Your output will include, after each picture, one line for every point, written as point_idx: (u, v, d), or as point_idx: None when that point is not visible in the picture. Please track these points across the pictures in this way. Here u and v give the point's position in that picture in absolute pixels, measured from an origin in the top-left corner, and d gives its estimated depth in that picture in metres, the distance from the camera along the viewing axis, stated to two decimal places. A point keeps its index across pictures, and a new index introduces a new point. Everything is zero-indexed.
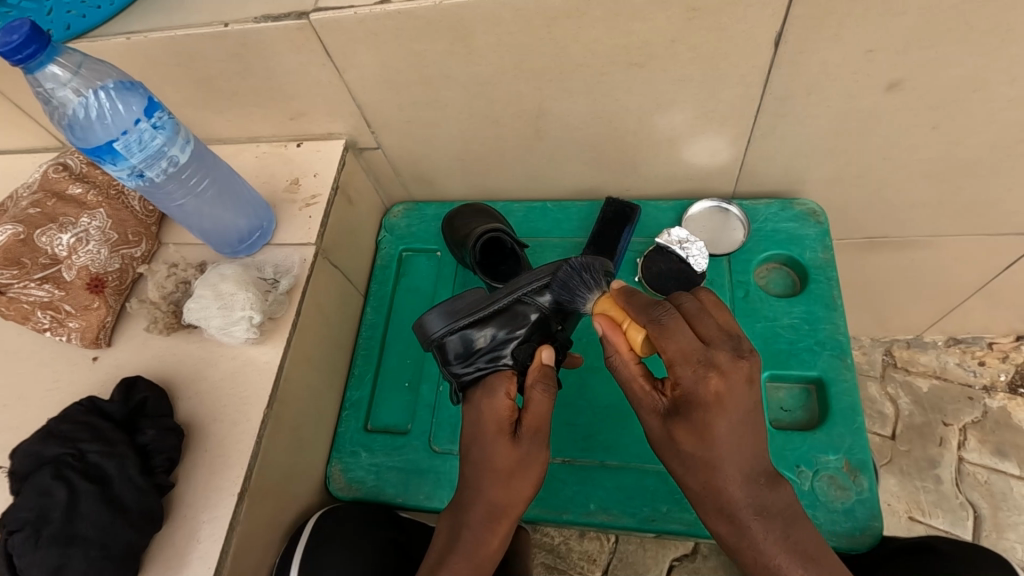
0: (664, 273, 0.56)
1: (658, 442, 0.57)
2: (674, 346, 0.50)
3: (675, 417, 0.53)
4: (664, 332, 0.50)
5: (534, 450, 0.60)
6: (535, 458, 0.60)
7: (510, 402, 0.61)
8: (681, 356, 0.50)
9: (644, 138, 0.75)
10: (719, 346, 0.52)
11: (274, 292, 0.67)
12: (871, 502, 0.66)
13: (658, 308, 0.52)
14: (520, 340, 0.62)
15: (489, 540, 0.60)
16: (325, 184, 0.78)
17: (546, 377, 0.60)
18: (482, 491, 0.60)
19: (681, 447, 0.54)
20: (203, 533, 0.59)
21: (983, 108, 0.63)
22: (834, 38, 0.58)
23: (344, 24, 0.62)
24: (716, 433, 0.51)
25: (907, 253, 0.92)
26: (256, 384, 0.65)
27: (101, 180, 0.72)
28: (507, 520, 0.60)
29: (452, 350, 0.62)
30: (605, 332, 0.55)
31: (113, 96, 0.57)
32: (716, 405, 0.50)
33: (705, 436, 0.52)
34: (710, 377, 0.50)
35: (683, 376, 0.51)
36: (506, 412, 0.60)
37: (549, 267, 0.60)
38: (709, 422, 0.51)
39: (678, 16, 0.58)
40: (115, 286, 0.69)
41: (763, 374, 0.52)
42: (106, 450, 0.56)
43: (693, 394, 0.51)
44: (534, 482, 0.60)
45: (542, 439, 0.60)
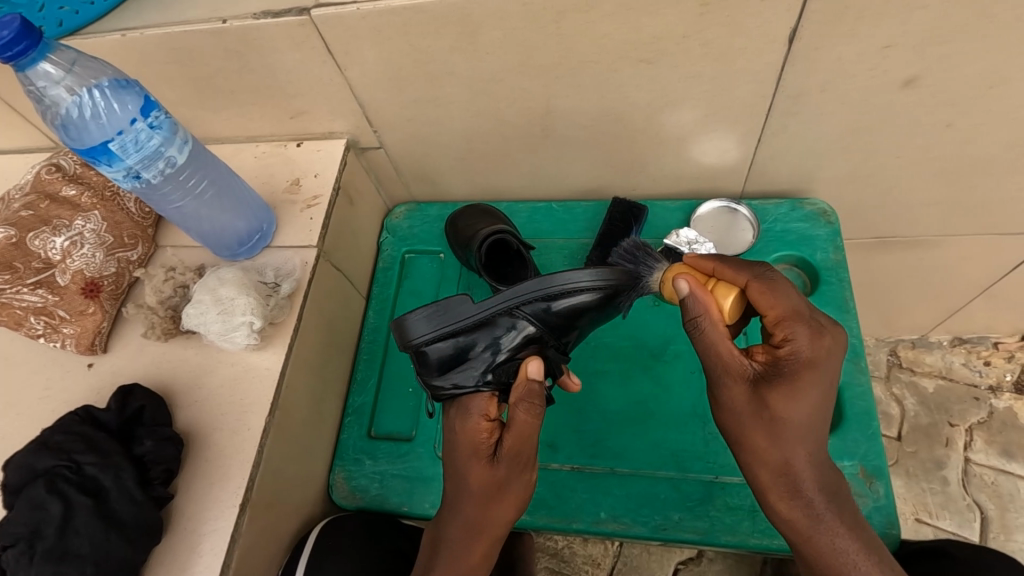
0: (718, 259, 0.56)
1: (743, 416, 0.53)
2: (785, 303, 0.52)
3: (770, 380, 0.52)
4: (772, 288, 0.52)
5: (513, 472, 0.59)
6: (515, 483, 0.59)
7: (487, 422, 0.59)
8: (792, 314, 0.52)
9: (653, 137, 0.74)
10: (795, 338, 0.52)
11: (275, 296, 0.65)
12: (888, 509, 0.65)
13: (760, 270, 0.54)
14: (500, 358, 0.60)
15: (470, 556, 0.57)
16: (326, 184, 0.76)
17: (530, 395, 0.58)
18: (467, 513, 0.58)
19: (774, 413, 0.51)
20: (204, 547, 0.57)
21: (998, 106, 0.62)
22: (849, 34, 0.57)
23: (346, 20, 0.61)
24: (810, 396, 0.51)
25: (915, 253, 0.91)
26: (258, 391, 0.63)
27: (96, 180, 0.70)
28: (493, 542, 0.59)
29: (438, 357, 0.60)
30: (690, 291, 0.54)
31: (108, 94, 0.55)
32: (821, 366, 0.51)
33: (804, 398, 0.51)
34: (823, 338, 0.52)
35: (796, 334, 0.52)
36: (483, 435, 0.59)
37: (548, 283, 0.57)
38: (812, 385, 0.51)
39: (691, 11, 0.56)
40: (111, 290, 0.67)
41: (833, 370, 0.52)
42: (101, 462, 0.54)
43: (802, 352, 0.51)
44: (512, 507, 0.59)
45: (520, 463, 0.58)
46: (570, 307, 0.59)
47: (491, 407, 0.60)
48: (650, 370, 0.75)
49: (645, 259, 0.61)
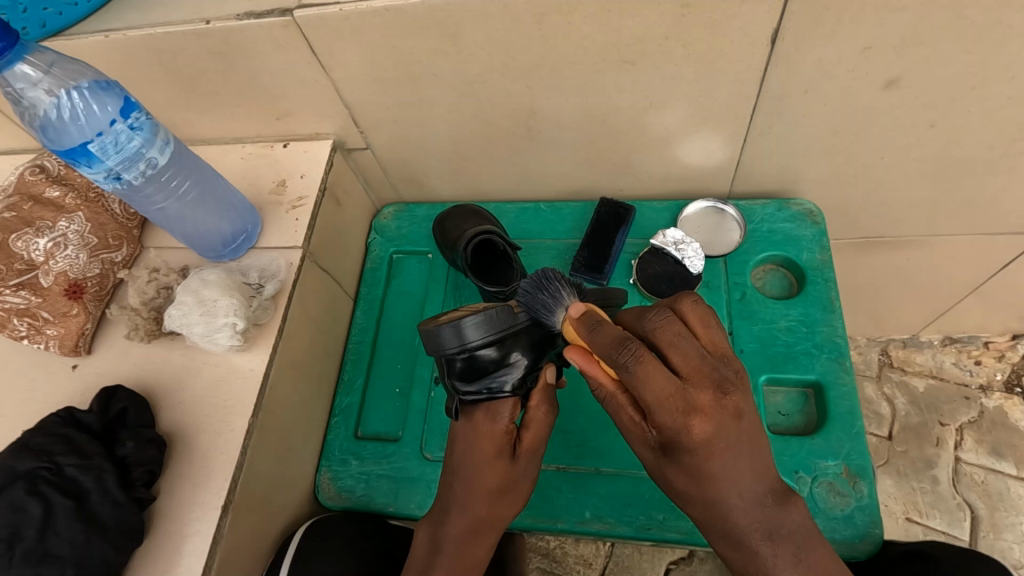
0: (589, 329, 0.51)
1: (653, 471, 0.56)
2: (649, 394, 0.47)
3: (666, 451, 0.53)
4: (635, 379, 0.47)
5: (528, 468, 0.62)
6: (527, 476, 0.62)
7: (506, 425, 0.60)
8: (659, 403, 0.47)
9: (638, 138, 0.74)
10: (664, 424, 0.49)
11: (258, 297, 0.65)
12: (871, 508, 0.65)
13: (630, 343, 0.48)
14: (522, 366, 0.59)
15: (479, 552, 0.61)
16: (312, 185, 0.76)
17: (548, 397, 0.61)
18: (483, 513, 0.60)
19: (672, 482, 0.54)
20: (186, 548, 0.57)
21: (980, 106, 0.62)
22: (830, 35, 0.57)
23: (328, 22, 0.61)
24: (705, 471, 0.50)
25: (903, 253, 0.91)
26: (241, 392, 0.63)
27: (80, 182, 0.70)
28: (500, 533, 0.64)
29: (467, 367, 0.58)
30: (581, 365, 0.54)
31: (87, 96, 0.55)
32: (700, 447, 0.49)
33: (698, 473, 0.51)
34: (692, 421, 0.48)
35: (664, 420, 0.48)
36: (502, 436, 0.60)
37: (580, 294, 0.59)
38: (700, 462, 0.50)
39: (671, 12, 0.56)
40: (94, 292, 0.67)
41: (721, 451, 0.49)
42: (82, 463, 0.54)
43: (676, 435, 0.49)
44: (523, 500, 0.63)
45: (535, 459, 0.62)
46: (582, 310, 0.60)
47: (513, 412, 0.60)
48: None
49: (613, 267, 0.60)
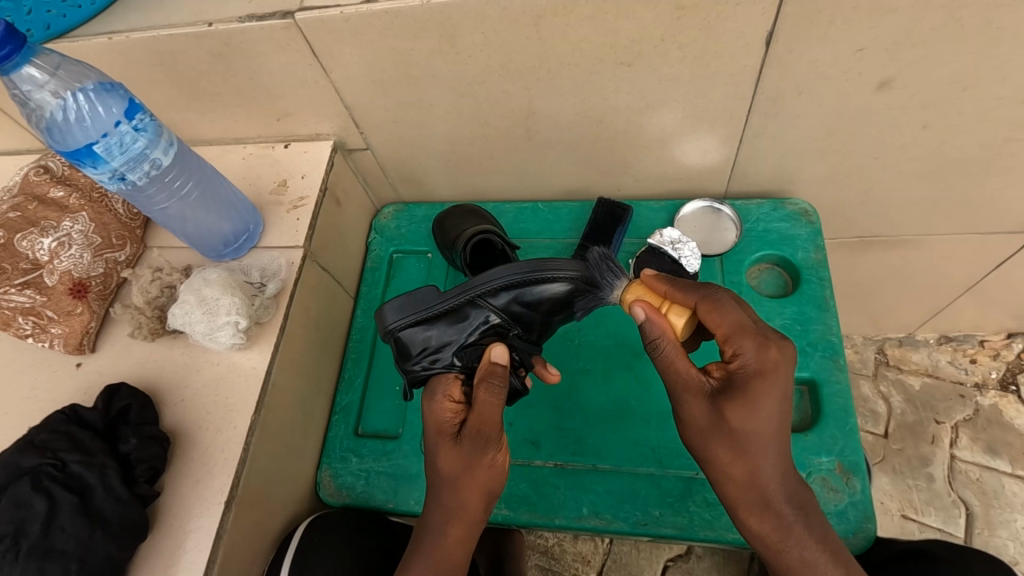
0: (663, 280, 0.56)
1: (701, 432, 0.54)
2: (729, 320, 0.52)
3: (725, 393, 0.52)
4: (717, 307, 0.53)
5: (478, 451, 0.57)
6: (479, 462, 0.57)
7: (453, 405, 0.59)
8: (739, 327, 0.52)
9: (635, 138, 0.74)
10: (743, 351, 0.52)
11: (260, 296, 0.66)
12: (864, 504, 0.66)
13: (706, 289, 0.55)
14: (463, 343, 0.60)
15: (444, 539, 0.59)
16: (313, 185, 0.77)
17: (491, 375, 0.55)
18: (446, 495, 0.59)
19: (732, 428, 0.51)
20: (189, 543, 0.58)
21: (972, 107, 0.63)
22: (823, 37, 0.58)
23: (329, 24, 0.61)
24: (764, 405, 0.51)
25: (899, 252, 0.92)
26: (243, 390, 0.64)
27: (84, 182, 0.70)
28: (469, 525, 0.60)
29: (409, 343, 0.59)
30: (646, 316, 0.54)
31: (93, 97, 0.56)
32: (772, 375, 0.51)
33: (759, 408, 0.51)
34: (770, 348, 0.52)
35: (744, 347, 0.52)
36: (448, 415, 0.58)
37: (508, 271, 0.56)
38: (765, 393, 0.51)
39: (667, 15, 0.57)
40: (99, 291, 0.68)
41: (784, 381, 0.52)
42: (85, 460, 0.55)
43: (750, 365, 0.52)
44: (483, 488, 0.58)
45: (484, 442, 0.56)
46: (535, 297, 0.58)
47: (455, 390, 0.59)
48: (632, 368, 0.76)
49: (612, 271, 0.60)
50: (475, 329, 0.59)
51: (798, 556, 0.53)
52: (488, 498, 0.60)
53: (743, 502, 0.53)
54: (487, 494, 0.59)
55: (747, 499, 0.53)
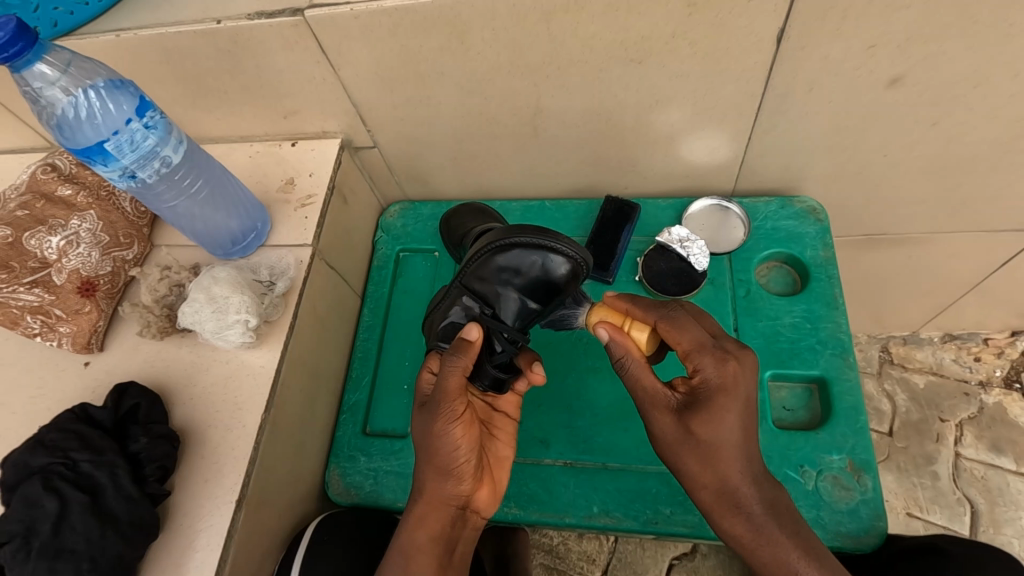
0: (627, 298, 0.58)
1: (669, 445, 0.54)
2: (687, 337, 0.53)
3: (689, 409, 0.53)
4: (675, 325, 0.54)
5: (428, 420, 0.57)
6: (432, 431, 0.56)
7: (431, 378, 0.62)
8: (696, 345, 0.53)
9: (643, 136, 0.74)
10: (703, 368, 0.53)
11: (269, 295, 0.66)
12: (875, 502, 0.66)
13: (668, 310, 0.56)
14: (449, 321, 0.64)
15: (410, 519, 0.59)
16: (320, 184, 0.76)
17: (453, 347, 0.57)
18: (417, 469, 0.60)
19: (698, 440, 0.52)
20: (199, 542, 0.57)
21: (980, 105, 0.63)
22: (835, 33, 0.57)
23: (338, 21, 0.61)
24: (728, 419, 0.51)
25: (906, 250, 0.92)
26: (252, 389, 0.64)
27: (92, 181, 0.70)
28: (434, 507, 0.59)
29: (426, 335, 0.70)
30: (609, 336, 0.55)
31: (104, 95, 0.55)
32: (732, 389, 0.52)
33: (721, 421, 0.51)
34: (729, 361, 0.52)
35: (703, 364, 0.53)
36: (425, 387, 0.62)
37: (478, 249, 0.63)
38: (725, 407, 0.51)
39: (678, 11, 0.57)
40: (106, 289, 0.67)
41: (744, 393, 0.52)
42: (95, 459, 0.55)
43: (710, 381, 0.52)
44: (438, 464, 0.58)
45: (435, 411, 0.56)
46: (511, 271, 0.60)
47: (433, 363, 0.63)
48: None
49: (578, 284, 0.60)
50: (456, 313, 0.64)
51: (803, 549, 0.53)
52: (442, 473, 0.58)
53: (734, 504, 0.53)
54: (441, 470, 0.58)
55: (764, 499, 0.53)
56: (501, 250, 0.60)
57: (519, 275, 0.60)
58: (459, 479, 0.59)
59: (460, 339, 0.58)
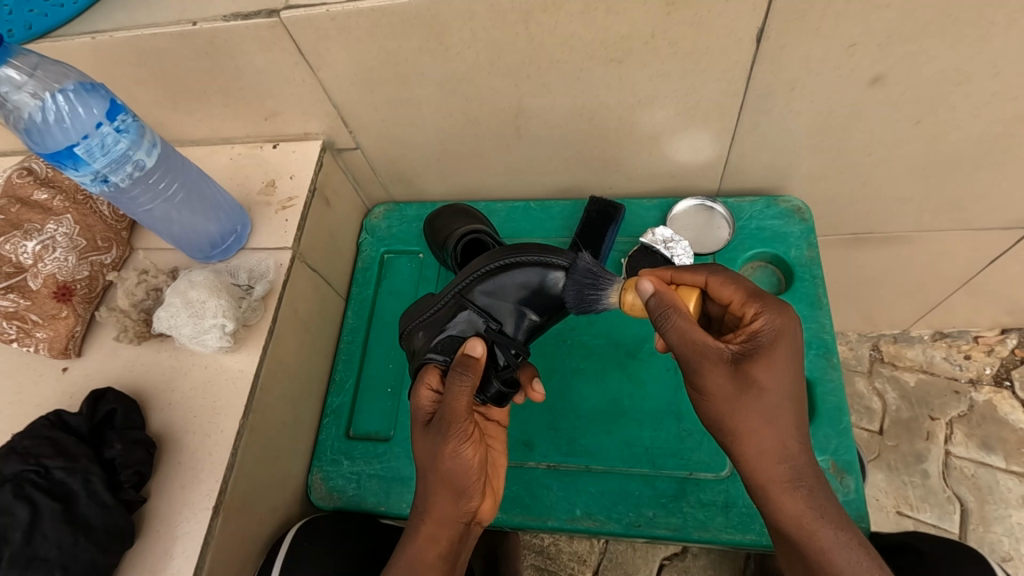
0: (672, 269, 0.56)
1: (728, 402, 0.51)
2: (744, 287, 0.54)
3: (750, 356, 0.51)
4: (727, 277, 0.55)
5: (439, 440, 0.55)
6: (443, 453, 0.55)
7: (431, 394, 0.60)
8: (752, 292, 0.54)
9: (627, 136, 0.74)
10: (763, 312, 0.52)
11: (248, 299, 0.66)
12: (857, 503, 0.66)
13: (712, 267, 0.57)
14: (452, 335, 0.61)
15: (417, 538, 0.58)
16: (301, 186, 0.76)
17: (460, 365, 0.56)
18: (423, 490, 0.58)
19: (761, 386, 0.50)
20: (176, 548, 0.57)
21: (965, 102, 0.63)
22: (815, 33, 0.57)
23: (315, 22, 0.61)
24: (789, 364, 0.51)
25: (893, 248, 0.92)
26: (231, 393, 0.63)
27: (68, 185, 0.69)
28: (442, 526, 0.58)
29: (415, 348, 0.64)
30: (655, 287, 0.51)
31: (73, 99, 0.55)
32: (794, 330, 0.52)
33: (783, 363, 0.51)
34: (786, 307, 0.53)
35: (765, 308, 0.53)
36: (425, 404, 0.60)
37: (479, 264, 0.61)
38: (788, 349, 0.51)
39: (656, 12, 0.57)
40: (84, 294, 0.67)
41: (800, 335, 0.52)
42: (69, 466, 0.54)
43: (774, 324, 0.52)
44: (453, 482, 0.57)
45: (444, 431, 0.55)
46: (515, 288, 0.60)
47: (433, 378, 0.60)
48: (625, 368, 0.75)
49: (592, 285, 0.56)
50: (456, 324, 0.61)
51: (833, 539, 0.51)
52: (456, 494, 0.57)
53: None
54: (455, 490, 0.57)
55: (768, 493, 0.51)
56: (503, 268, 0.60)
57: (519, 290, 0.60)
58: (470, 497, 0.58)
59: (465, 357, 0.57)
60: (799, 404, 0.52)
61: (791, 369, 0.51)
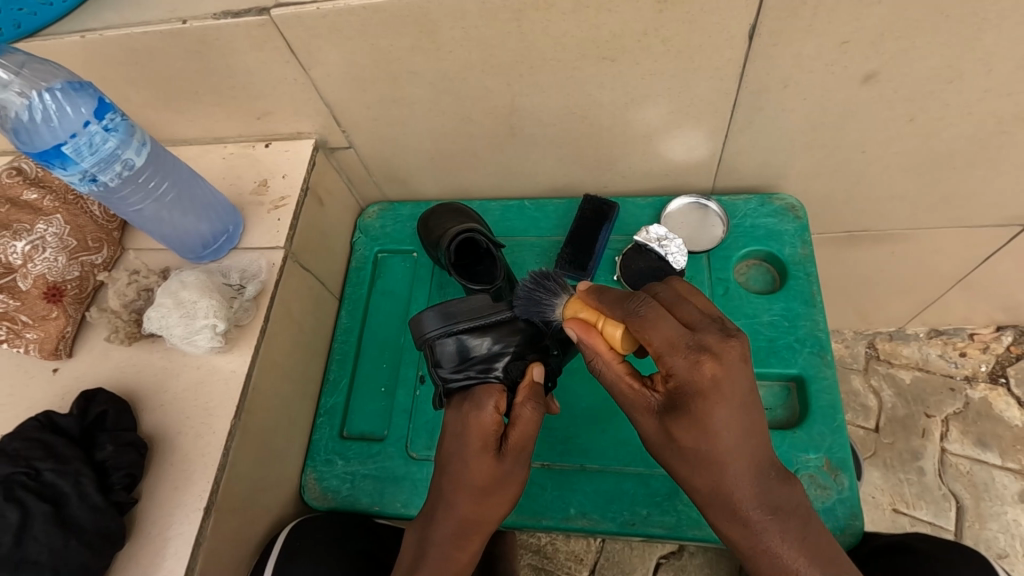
0: (599, 296, 0.54)
1: (656, 444, 0.55)
2: (657, 337, 0.49)
3: (669, 412, 0.52)
4: (644, 323, 0.49)
5: (513, 467, 0.59)
6: (513, 476, 0.59)
7: (497, 416, 0.60)
8: (668, 345, 0.49)
9: (621, 134, 0.74)
10: (676, 369, 0.49)
11: (239, 299, 0.65)
12: (852, 500, 0.66)
13: (633, 301, 0.51)
14: (517, 355, 0.63)
15: (460, 554, 0.58)
16: (294, 185, 0.75)
17: (536, 397, 0.60)
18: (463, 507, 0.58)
19: (681, 445, 0.52)
20: (168, 550, 0.57)
21: (957, 99, 0.62)
22: (807, 30, 0.57)
23: (306, 20, 0.60)
24: (713, 424, 0.49)
25: (889, 246, 0.91)
26: (222, 394, 0.63)
27: (58, 184, 0.69)
28: (484, 537, 0.60)
29: (444, 355, 0.62)
30: (580, 336, 0.55)
31: (59, 97, 0.54)
32: (710, 392, 0.48)
33: (703, 426, 0.50)
34: (703, 363, 0.48)
35: (676, 367, 0.49)
36: (494, 424, 0.59)
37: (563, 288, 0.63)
38: (705, 411, 0.49)
39: (648, 9, 0.56)
40: (75, 295, 0.67)
41: (728, 394, 0.48)
42: (59, 468, 0.54)
43: (687, 384, 0.49)
44: (509, 501, 0.60)
45: (523, 458, 0.60)
46: None
47: (501, 402, 0.60)
48: None
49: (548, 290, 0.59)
50: (526, 342, 0.63)
51: (787, 556, 0.52)
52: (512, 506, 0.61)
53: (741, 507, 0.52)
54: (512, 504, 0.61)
55: (708, 515, 0.54)
56: None
57: None
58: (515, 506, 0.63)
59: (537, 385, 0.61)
60: (745, 445, 0.50)
61: (715, 431, 0.50)
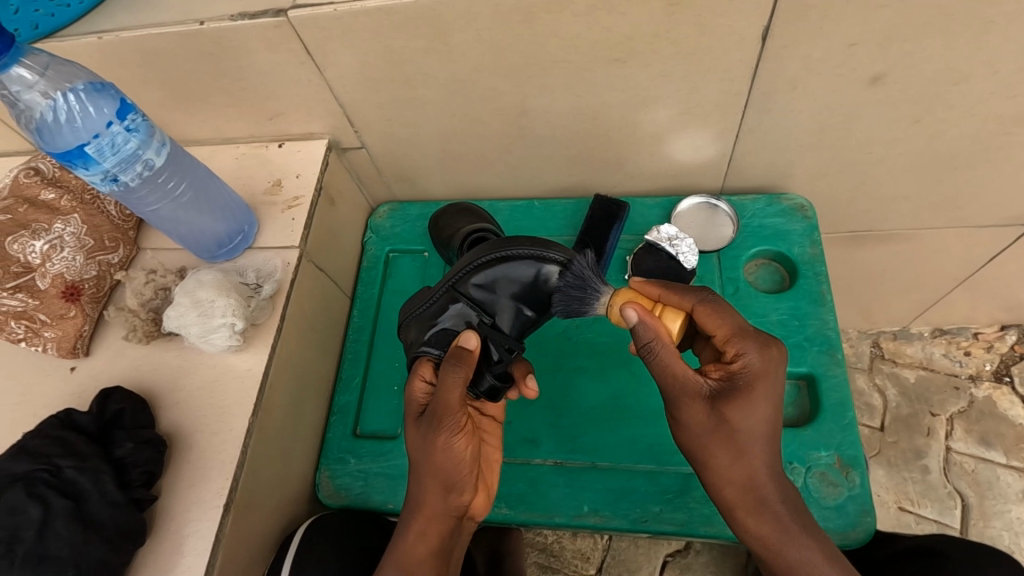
0: (663, 288, 0.54)
1: (696, 435, 0.53)
2: (728, 323, 0.53)
3: (726, 395, 0.52)
4: (715, 309, 0.53)
5: (433, 434, 0.55)
6: (433, 445, 0.55)
7: (424, 387, 0.59)
8: (738, 330, 0.53)
9: (630, 134, 0.74)
10: (744, 353, 0.52)
11: (256, 298, 0.66)
12: (861, 497, 0.67)
13: (701, 292, 0.54)
14: (443, 328, 0.60)
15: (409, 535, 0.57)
16: (306, 185, 0.76)
17: (452, 358, 0.56)
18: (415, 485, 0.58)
19: (731, 426, 0.52)
20: (186, 547, 0.57)
21: (964, 101, 0.63)
22: (818, 32, 0.58)
23: (321, 21, 0.61)
24: (763, 404, 0.52)
25: (895, 246, 0.92)
26: (238, 393, 0.63)
27: (76, 184, 0.69)
28: (430, 521, 0.57)
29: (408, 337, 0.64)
30: (639, 318, 0.50)
31: (83, 98, 0.55)
32: (771, 375, 0.52)
33: (757, 407, 0.52)
34: (769, 348, 0.52)
35: (746, 349, 0.52)
36: (420, 397, 0.59)
37: (473, 255, 0.57)
38: (762, 393, 0.52)
39: (660, 11, 0.57)
40: (92, 293, 0.67)
41: (779, 380, 0.52)
42: (80, 465, 0.54)
43: (752, 366, 0.52)
44: (440, 476, 0.56)
45: (439, 424, 0.55)
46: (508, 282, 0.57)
47: (427, 372, 0.60)
48: (631, 365, 0.76)
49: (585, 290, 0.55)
50: (450, 315, 0.59)
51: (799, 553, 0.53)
52: (447, 489, 0.57)
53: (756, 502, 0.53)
54: (446, 481, 0.57)
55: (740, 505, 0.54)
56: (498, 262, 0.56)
57: (512, 284, 0.57)
58: (461, 490, 0.58)
59: (458, 349, 0.57)
60: (774, 435, 0.53)
61: (761, 413, 0.52)
